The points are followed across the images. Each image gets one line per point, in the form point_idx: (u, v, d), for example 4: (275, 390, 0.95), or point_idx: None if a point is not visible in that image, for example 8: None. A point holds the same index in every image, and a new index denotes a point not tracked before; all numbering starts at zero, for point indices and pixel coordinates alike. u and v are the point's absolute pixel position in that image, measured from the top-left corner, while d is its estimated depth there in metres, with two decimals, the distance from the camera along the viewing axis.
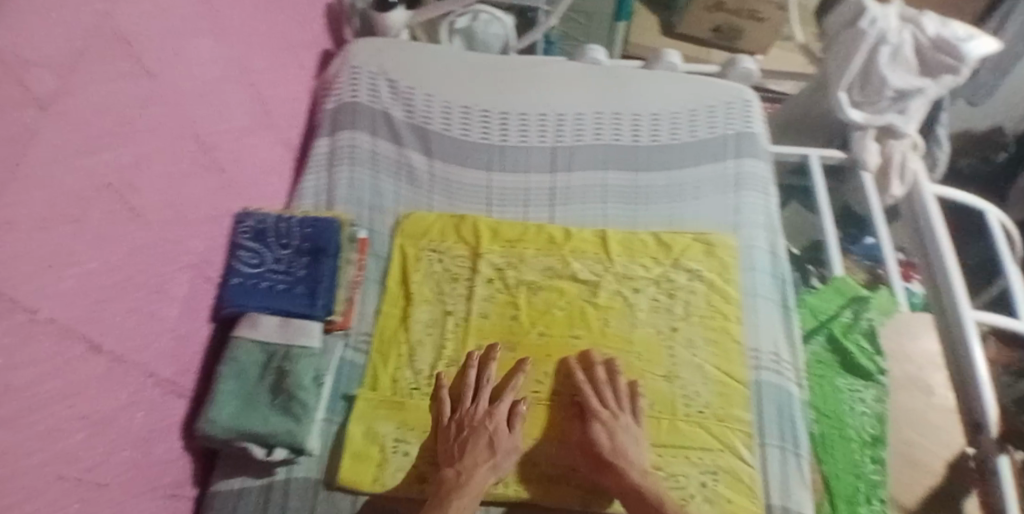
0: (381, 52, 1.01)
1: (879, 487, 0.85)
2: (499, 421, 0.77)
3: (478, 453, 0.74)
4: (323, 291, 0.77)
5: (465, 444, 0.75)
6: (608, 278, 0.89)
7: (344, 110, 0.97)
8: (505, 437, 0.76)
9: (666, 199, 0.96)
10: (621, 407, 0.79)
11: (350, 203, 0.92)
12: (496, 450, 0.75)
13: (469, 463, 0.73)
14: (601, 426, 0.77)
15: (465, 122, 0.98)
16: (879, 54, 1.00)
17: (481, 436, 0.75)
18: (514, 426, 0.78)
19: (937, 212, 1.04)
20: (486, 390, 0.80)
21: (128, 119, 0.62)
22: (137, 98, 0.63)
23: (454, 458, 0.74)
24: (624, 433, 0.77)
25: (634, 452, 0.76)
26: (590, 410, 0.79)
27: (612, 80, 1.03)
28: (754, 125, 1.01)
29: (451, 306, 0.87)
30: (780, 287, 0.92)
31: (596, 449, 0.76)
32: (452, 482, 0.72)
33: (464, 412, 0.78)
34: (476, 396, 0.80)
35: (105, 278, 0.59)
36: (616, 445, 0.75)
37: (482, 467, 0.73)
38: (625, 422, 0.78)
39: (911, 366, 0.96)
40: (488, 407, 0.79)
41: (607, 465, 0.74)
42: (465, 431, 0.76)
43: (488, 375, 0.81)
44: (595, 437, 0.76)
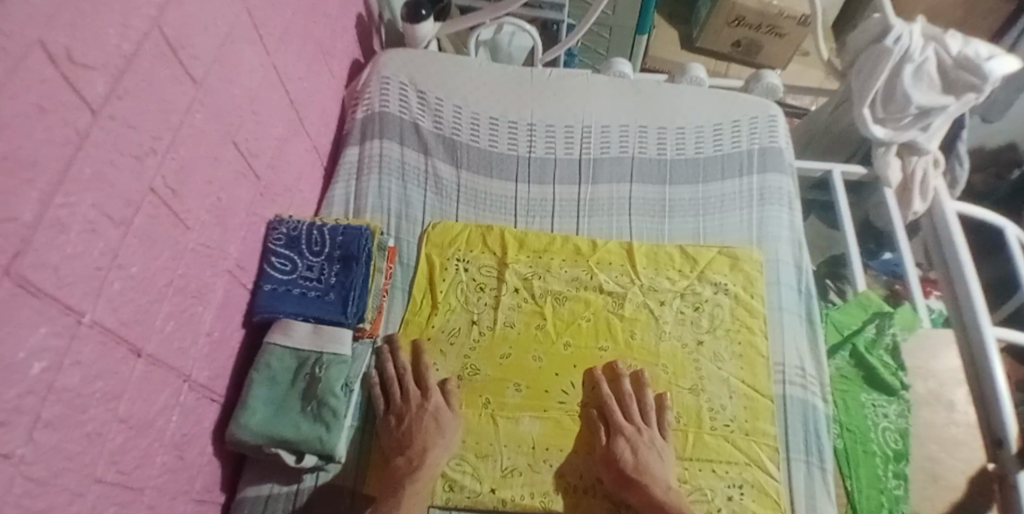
0: (411, 63, 1.02)
1: (902, 502, 0.85)
2: (436, 403, 0.79)
3: (426, 437, 0.77)
4: (354, 299, 0.79)
5: (409, 431, 0.77)
6: (633, 291, 0.90)
7: (374, 119, 0.98)
8: (447, 417, 0.79)
9: (690, 213, 0.97)
10: (647, 422, 0.80)
11: (378, 211, 0.93)
12: (444, 430, 0.78)
13: (418, 447, 0.76)
14: (625, 441, 0.78)
15: (492, 134, 1.00)
16: (903, 71, 1.01)
17: (423, 419, 0.78)
18: (452, 406, 0.80)
19: (958, 229, 1.02)
20: (412, 376, 0.82)
21: (180, 125, 0.62)
22: (187, 103, 0.63)
23: (405, 444, 0.77)
24: (648, 449, 0.78)
25: (660, 467, 0.77)
26: (614, 424, 0.80)
27: (638, 94, 1.04)
28: (779, 140, 1.01)
29: (476, 315, 0.87)
30: (806, 302, 0.92)
31: (618, 464, 0.77)
32: (404, 469, 0.75)
33: (400, 401, 0.80)
34: (405, 383, 0.81)
35: (147, 283, 0.59)
36: (640, 460, 0.76)
37: (435, 447, 0.76)
38: (649, 437, 0.79)
39: (933, 382, 0.96)
40: (421, 392, 0.81)
41: (632, 480, 0.75)
42: (406, 418, 0.78)
43: (416, 361, 0.83)
44: (619, 451, 0.77)
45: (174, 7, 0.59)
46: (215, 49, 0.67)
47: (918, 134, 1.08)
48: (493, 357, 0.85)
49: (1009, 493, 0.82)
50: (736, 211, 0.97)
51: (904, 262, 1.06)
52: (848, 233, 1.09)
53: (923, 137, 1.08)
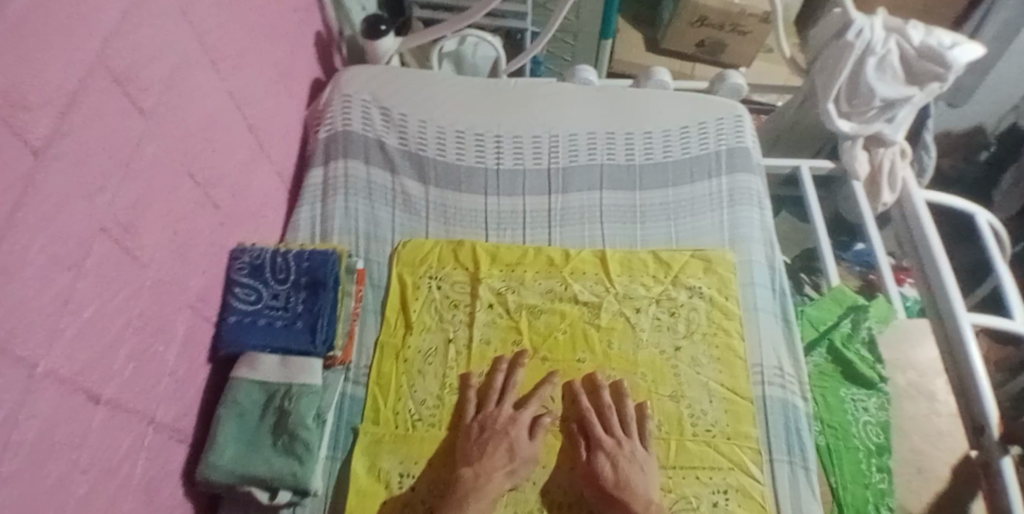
0: (374, 79, 1.01)
1: (887, 496, 0.85)
2: (520, 429, 0.78)
3: (498, 458, 0.75)
4: (322, 327, 0.77)
5: (485, 446, 0.76)
6: (609, 299, 0.89)
7: (336, 138, 0.96)
8: (524, 445, 0.77)
9: (663, 218, 0.97)
10: (628, 434, 0.80)
11: (346, 233, 0.91)
12: (515, 458, 0.76)
13: (486, 466, 0.75)
14: (605, 457, 0.77)
15: (459, 147, 0.98)
16: (866, 64, 1.01)
17: (502, 440, 0.77)
18: (536, 434, 0.79)
19: (930, 221, 1.04)
20: (511, 396, 0.81)
21: (132, 159, 0.60)
22: (139, 136, 0.61)
23: (472, 458, 0.76)
24: (629, 463, 0.77)
25: (642, 481, 0.75)
26: (595, 439, 0.79)
27: (605, 100, 1.04)
28: (746, 140, 1.01)
29: (452, 333, 0.86)
30: (781, 301, 0.92)
31: (600, 481, 0.76)
32: (470, 484, 0.73)
33: (487, 415, 0.80)
34: (501, 399, 0.81)
35: (104, 325, 0.57)
36: (620, 476, 0.75)
37: (500, 470, 0.75)
38: (630, 449, 0.78)
39: (912, 373, 0.97)
40: (512, 412, 0.80)
41: (613, 498, 0.74)
42: (487, 433, 0.78)
43: (513, 381, 0.82)
44: (600, 468, 0.76)
45: (120, 39, 0.57)
46: (166, 78, 0.65)
47: (884, 125, 1.08)
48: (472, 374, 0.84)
49: (994, 479, 0.84)
50: (708, 213, 0.96)
51: (875, 252, 1.06)
52: (819, 226, 1.09)
53: (889, 128, 1.08)
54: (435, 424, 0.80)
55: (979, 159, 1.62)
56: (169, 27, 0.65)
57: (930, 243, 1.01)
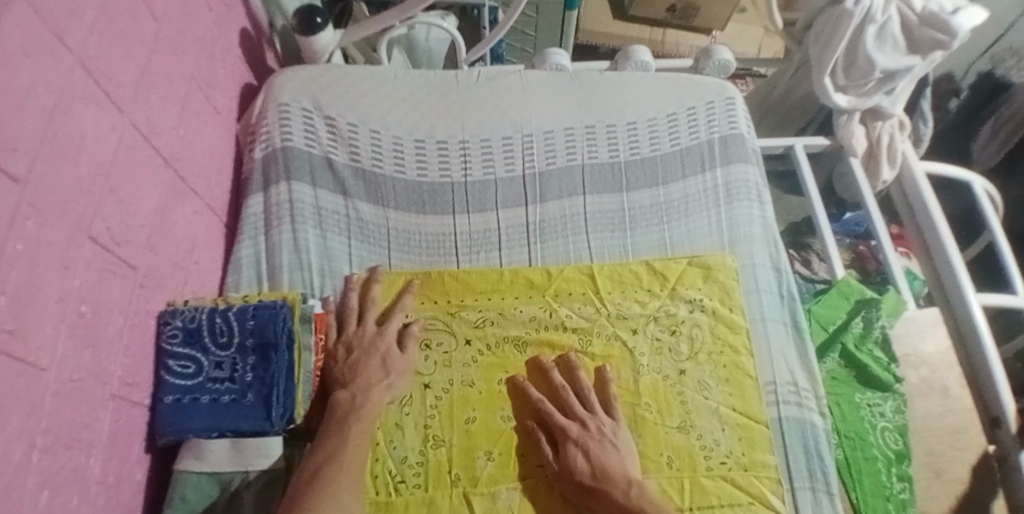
0: (315, 82, 0.86)
1: (909, 507, 0.79)
2: (389, 341, 0.75)
3: (373, 373, 0.72)
4: (278, 398, 0.65)
5: (357, 365, 0.72)
6: (603, 323, 0.80)
7: (276, 159, 0.83)
8: (397, 357, 0.74)
9: (654, 221, 0.86)
10: (591, 410, 0.74)
11: (296, 271, 0.78)
12: (390, 371, 0.73)
13: (362, 384, 0.71)
14: (575, 447, 0.70)
15: (420, 158, 0.86)
16: (865, 34, 0.92)
17: (373, 356, 0.73)
18: (407, 345, 0.76)
19: (931, 192, 0.97)
20: (373, 312, 0.77)
21: (15, 239, 0.46)
22: (20, 207, 0.47)
23: (348, 380, 0.71)
24: (602, 446, 0.70)
25: (617, 460, 0.70)
26: (559, 429, 0.72)
27: (578, 89, 0.92)
28: (739, 125, 0.91)
29: (428, 378, 0.76)
30: (789, 306, 0.83)
31: (574, 476, 0.69)
32: (347, 405, 0.69)
33: (352, 334, 0.75)
34: (361, 318, 0.77)
35: (5, 455, 0.44)
36: (595, 464, 0.69)
37: (377, 385, 0.71)
38: (599, 429, 0.72)
39: (926, 369, 0.90)
40: (376, 329, 0.76)
41: (594, 490, 0.68)
42: (355, 352, 0.73)
43: (374, 298, 0.78)
44: (572, 462, 0.69)
45: None
46: (45, 124, 0.50)
47: (883, 97, 0.99)
48: (457, 423, 0.74)
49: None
50: (703, 212, 0.87)
51: (875, 225, 0.99)
52: (815, 200, 1.00)
53: (888, 101, 1.00)
54: (420, 483, 0.71)
55: (951, 109, 1.49)
56: (42, 59, 0.50)
57: (932, 219, 0.95)
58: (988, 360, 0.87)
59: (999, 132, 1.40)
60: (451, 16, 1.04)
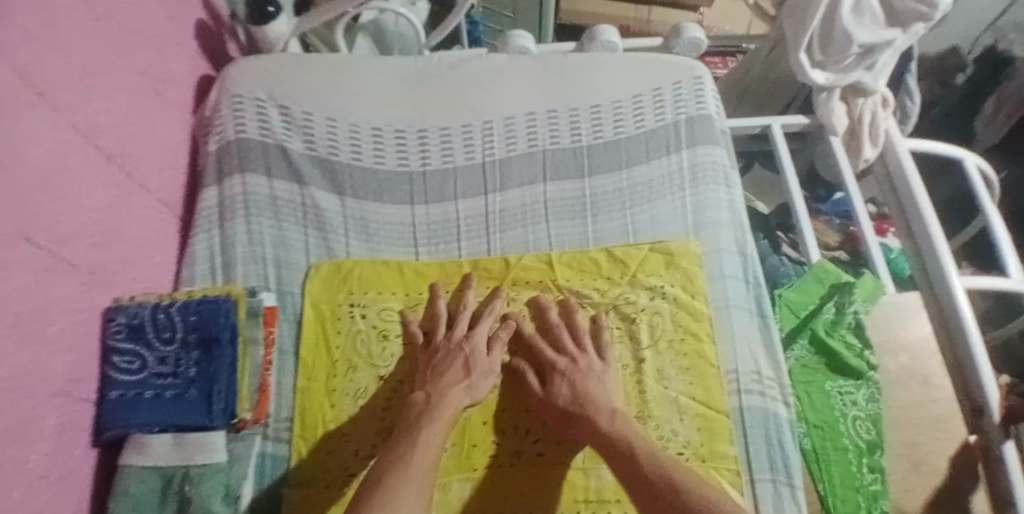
0: (269, 72, 0.85)
1: (880, 499, 0.77)
2: (476, 344, 0.73)
3: (452, 375, 0.70)
4: (219, 393, 0.66)
5: (438, 369, 0.71)
6: (562, 311, 0.78)
7: (229, 150, 0.82)
8: (482, 359, 0.73)
9: (616, 208, 0.84)
10: (582, 348, 0.75)
11: (250, 264, 0.78)
12: (472, 371, 0.71)
13: (440, 386, 0.69)
14: (561, 377, 0.72)
15: (377, 147, 0.84)
16: (841, 6, 0.88)
17: (457, 356, 0.72)
18: (492, 348, 0.74)
19: (914, 170, 0.94)
20: (466, 315, 0.76)
21: None
22: None
23: (427, 383, 0.70)
24: (587, 377, 0.72)
25: (601, 391, 0.71)
26: (548, 363, 0.74)
27: (542, 72, 0.89)
28: (708, 106, 0.88)
29: (384, 370, 0.74)
30: (756, 292, 0.81)
31: (558, 403, 0.71)
32: (422, 406, 0.67)
33: (441, 339, 0.74)
34: (453, 324, 0.76)
35: None
36: (579, 391, 0.70)
37: (456, 386, 0.69)
38: (587, 364, 0.73)
39: (904, 356, 0.88)
40: (466, 332, 0.75)
41: (574, 415, 0.69)
42: (441, 353, 0.72)
43: (465, 300, 0.77)
44: (556, 389, 0.71)
45: None
46: None
47: (863, 73, 0.96)
48: None
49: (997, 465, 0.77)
50: (667, 197, 0.84)
51: (854, 205, 0.96)
52: (791, 181, 0.97)
53: (869, 77, 0.96)
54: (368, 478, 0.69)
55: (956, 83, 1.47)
56: None
57: (916, 198, 0.91)
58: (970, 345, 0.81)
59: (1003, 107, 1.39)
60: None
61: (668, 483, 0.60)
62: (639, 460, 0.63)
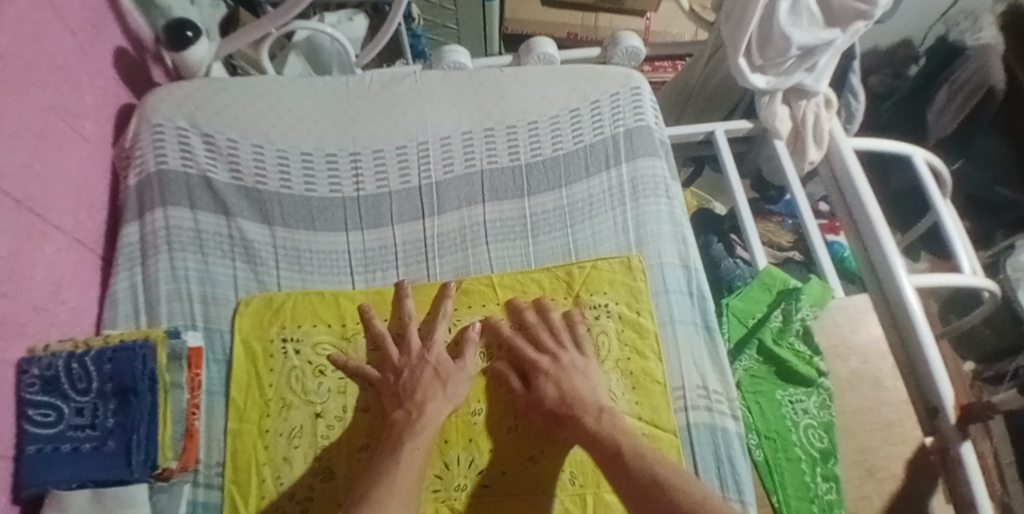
0: (190, 100, 0.82)
1: (835, 508, 0.76)
2: (439, 353, 0.72)
3: (430, 387, 0.70)
4: (139, 444, 0.62)
5: (411, 383, 0.70)
6: (505, 333, 0.76)
7: (150, 184, 0.79)
8: (450, 366, 0.72)
9: (557, 226, 0.82)
10: (562, 345, 0.74)
11: (174, 303, 0.75)
12: (446, 383, 0.71)
13: (419, 400, 0.68)
14: (545, 377, 0.71)
15: (308, 173, 0.82)
16: (777, 8, 0.88)
17: (424, 370, 0.71)
18: (463, 354, 0.73)
19: (860, 170, 0.94)
20: (414, 329, 0.74)
21: None
22: None
23: (405, 396, 0.69)
24: (573, 377, 0.71)
25: (588, 388, 0.70)
26: (530, 363, 0.73)
27: (478, 89, 0.87)
28: (646, 117, 0.86)
29: (320, 406, 0.71)
30: (702, 306, 0.79)
31: (544, 404, 0.70)
32: (404, 423, 0.67)
33: (399, 359, 0.72)
34: (404, 339, 0.74)
35: None
36: (565, 391, 0.70)
37: (436, 397, 0.69)
38: (569, 361, 0.72)
39: (855, 360, 0.87)
40: (421, 344, 0.73)
41: (563, 415, 0.68)
42: (406, 374, 0.71)
43: (408, 314, 0.75)
44: (542, 392, 0.70)
45: None
46: None
47: (804, 75, 0.95)
48: (350, 453, 0.69)
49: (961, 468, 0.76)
50: (608, 214, 0.83)
51: (801, 209, 0.95)
52: (735, 187, 0.96)
53: (810, 78, 0.96)
54: None
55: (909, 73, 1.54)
56: None
57: (863, 200, 0.91)
58: (924, 350, 0.81)
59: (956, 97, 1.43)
60: (361, 15, 1.05)
61: (656, 485, 0.59)
62: (627, 463, 0.62)
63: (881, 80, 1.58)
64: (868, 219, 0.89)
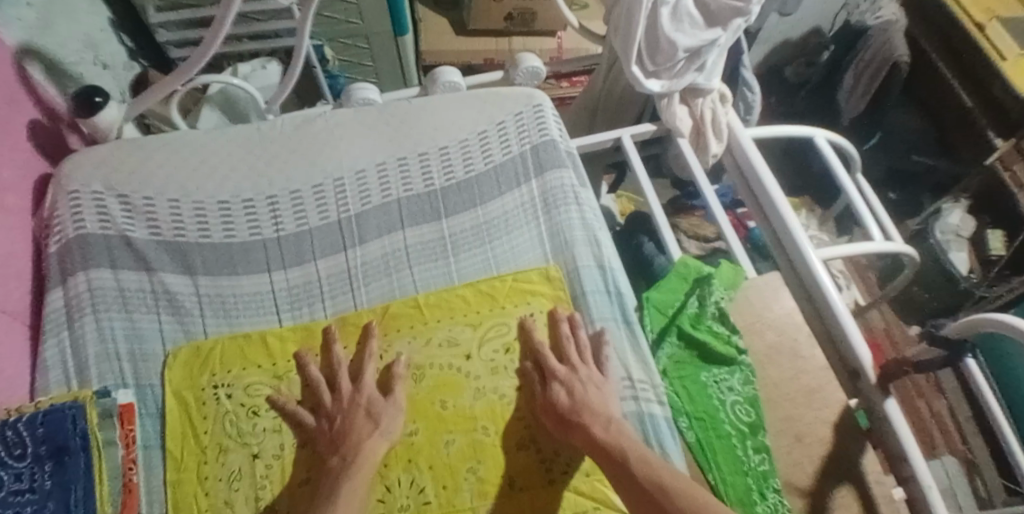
0: (102, 163, 0.84)
1: (769, 477, 0.81)
2: (369, 393, 0.75)
3: (363, 428, 0.72)
4: (78, 502, 0.64)
5: (345, 428, 0.72)
6: (435, 352, 0.79)
7: (70, 249, 0.80)
8: (381, 404, 0.74)
9: (475, 245, 0.86)
10: (581, 359, 0.78)
11: (106, 363, 0.76)
12: (379, 420, 0.73)
13: (353, 442, 0.71)
14: (559, 385, 0.75)
15: (227, 222, 0.84)
16: (660, 17, 0.93)
17: (357, 413, 0.73)
18: (392, 390, 0.75)
19: (759, 158, 1.00)
20: (345, 370, 0.77)
21: None
22: None
23: (338, 442, 0.72)
24: (585, 385, 0.75)
25: (600, 398, 0.74)
26: (549, 370, 0.76)
27: (389, 121, 0.91)
28: (550, 132, 0.91)
29: (257, 446, 0.73)
30: (620, 302, 0.84)
31: (556, 409, 0.73)
32: (339, 468, 0.69)
33: (331, 402, 0.75)
34: (336, 381, 0.76)
35: None
36: (577, 398, 0.73)
37: (370, 436, 0.71)
38: (586, 374, 0.76)
39: (775, 334, 0.91)
40: (353, 386, 0.76)
41: (572, 422, 0.72)
42: (339, 419, 0.73)
43: (337, 357, 0.77)
44: (556, 396, 0.74)
45: None
46: None
47: (695, 75, 1.01)
48: (290, 486, 0.71)
49: (883, 424, 0.80)
50: (523, 227, 0.87)
51: (710, 200, 1.00)
52: (647, 187, 1.01)
53: (702, 78, 1.02)
54: None
55: (821, 61, 1.68)
56: None
57: (765, 182, 0.97)
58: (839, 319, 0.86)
59: (862, 76, 1.55)
60: (274, 63, 1.09)
61: (657, 488, 0.65)
62: (631, 468, 0.67)
63: (795, 69, 1.72)
64: (771, 201, 0.95)
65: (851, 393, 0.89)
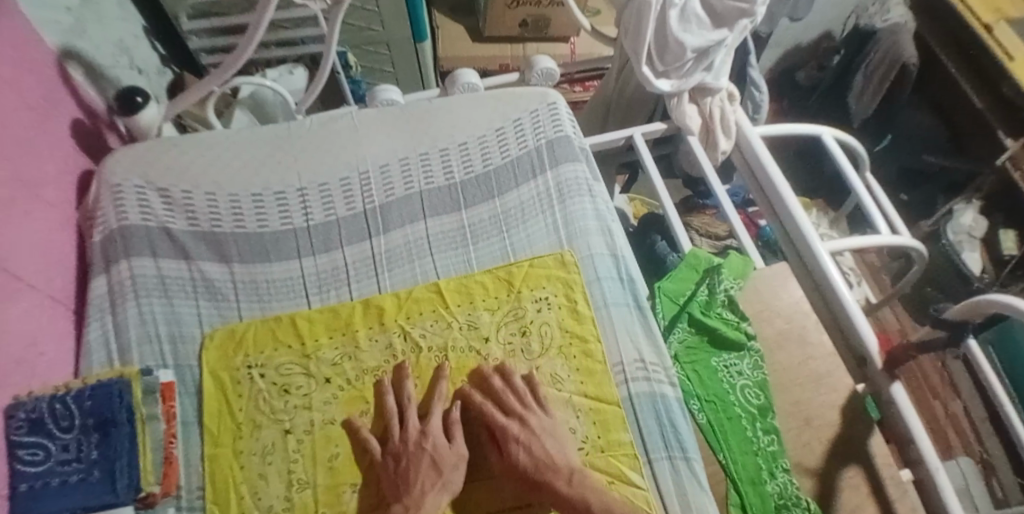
0: (144, 159, 0.89)
1: (778, 457, 0.83)
2: (436, 438, 0.74)
3: (425, 478, 0.71)
4: (122, 471, 0.68)
5: (408, 473, 0.72)
6: (455, 335, 0.82)
7: (113, 239, 0.85)
8: (447, 451, 0.74)
9: (494, 233, 0.90)
10: (530, 409, 0.76)
11: (145, 345, 0.80)
12: (443, 470, 0.72)
13: (416, 494, 0.70)
14: (517, 444, 0.74)
15: (259, 211, 0.89)
16: (669, 19, 0.97)
17: (421, 458, 0.72)
18: (453, 435, 0.75)
19: (766, 154, 1.03)
20: (412, 410, 0.77)
21: None
22: None
23: (401, 491, 0.71)
24: (543, 442, 0.74)
25: (558, 452, 0.73)
26: (501, 430, 0.75)
27: (410, 120, 0.96)
28: (565, 129, 0.96)
29: (288, 423, 0.77)
30: (631, 289, 0.87)
31: (519, 470, 0.73)
32: None
33: (398, 440, 0.75)
34: (403, 418, 0.76)
35: None
36: (539, 457, 0.73)
37: (430, 489, 0.71)
38: (536, 425, 0.75)
39: (783, 322, 0.94)
40: (420, 424, 0.76)
41: (536, 482, 0.72)
42: (404, 460, 0.73)
43: (409, 396, 0.77)
44: (515, 459, 0.73)
45: None
46: None
47: (704, 74, 1.05)
48: (320, 461, 0.75)
49: (888, 407, 0.83)
50: (539, 217, 0.91)
51: (719, 194, 1.04)
52: (657, 182, 1.05)
53: (710, 77, 1.06)
54: None
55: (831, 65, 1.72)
56: None
57: (770, 175, 1.01)
58: (843, 304, 0.89)
59: (874, 75, 1.59)
60: (301, 68, 1.15)
61: None
62: None
63: (807, 73, 1.76)
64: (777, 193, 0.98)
65: (858, 379, 0.92)
